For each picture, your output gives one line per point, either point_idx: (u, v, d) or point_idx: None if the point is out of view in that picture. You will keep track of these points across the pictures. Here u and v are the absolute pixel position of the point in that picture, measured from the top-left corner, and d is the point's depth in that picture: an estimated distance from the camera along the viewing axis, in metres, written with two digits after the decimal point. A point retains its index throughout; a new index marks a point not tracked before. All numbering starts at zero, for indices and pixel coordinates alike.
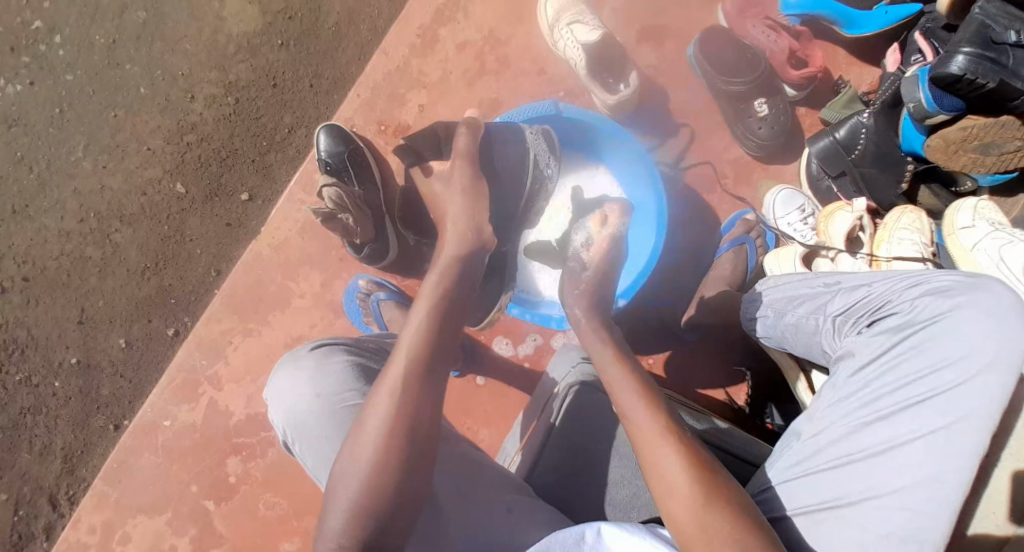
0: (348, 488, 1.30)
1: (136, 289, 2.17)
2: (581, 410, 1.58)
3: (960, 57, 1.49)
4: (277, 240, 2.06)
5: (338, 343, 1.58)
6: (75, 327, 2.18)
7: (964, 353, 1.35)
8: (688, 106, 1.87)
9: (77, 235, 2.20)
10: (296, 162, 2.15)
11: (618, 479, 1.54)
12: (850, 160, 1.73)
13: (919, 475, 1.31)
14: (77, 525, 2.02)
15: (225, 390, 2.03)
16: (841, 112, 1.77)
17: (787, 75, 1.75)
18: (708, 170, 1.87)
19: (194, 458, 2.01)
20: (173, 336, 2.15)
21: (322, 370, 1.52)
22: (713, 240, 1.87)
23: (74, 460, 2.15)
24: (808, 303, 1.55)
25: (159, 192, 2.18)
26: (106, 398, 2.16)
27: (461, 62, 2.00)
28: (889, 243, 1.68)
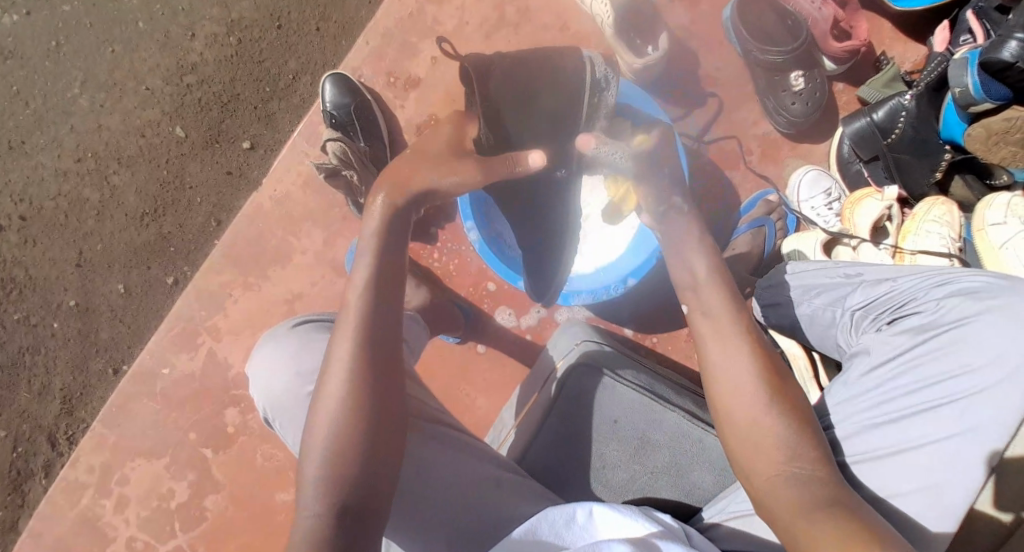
0: (320, 453, 1.24)
1: (135, 234, 2.10)
2: (579, 394, 1.50)
3: (1013, 43, 1.40)
4: (278, 193, 1.98)
5: (323, 320, 1.51)
6: (73, 268, 2.11)
7: (988, 359, 1.26)
8: (718, 74, 1.77)
9: (74, 175, 2.11)
10: (300, 112, 2.06)
11: (613, 461, 1.46)
12: (885, 145, 1.63)
13: (927, 480, 1.23)
14: (76, 465, 1.95)
15: (224, 343, 1.96)
16: (881, 90, 1.66)
17: (829, 47, 1.64)
18: (733, 145, 1.77)
19: (193, 407, 1.95)
20: (173, 284, 2.08)
21: (306, 347, 1.44)
22: (732, 219, 1.77)
23: (73, 401, 2.09)
24: (825, 295, 1.46)
25: (158, 135, 2.09)
26: (106, 341, 2.09)
27: (479, 12, 1.90)
28: (915, 236, 1.58)
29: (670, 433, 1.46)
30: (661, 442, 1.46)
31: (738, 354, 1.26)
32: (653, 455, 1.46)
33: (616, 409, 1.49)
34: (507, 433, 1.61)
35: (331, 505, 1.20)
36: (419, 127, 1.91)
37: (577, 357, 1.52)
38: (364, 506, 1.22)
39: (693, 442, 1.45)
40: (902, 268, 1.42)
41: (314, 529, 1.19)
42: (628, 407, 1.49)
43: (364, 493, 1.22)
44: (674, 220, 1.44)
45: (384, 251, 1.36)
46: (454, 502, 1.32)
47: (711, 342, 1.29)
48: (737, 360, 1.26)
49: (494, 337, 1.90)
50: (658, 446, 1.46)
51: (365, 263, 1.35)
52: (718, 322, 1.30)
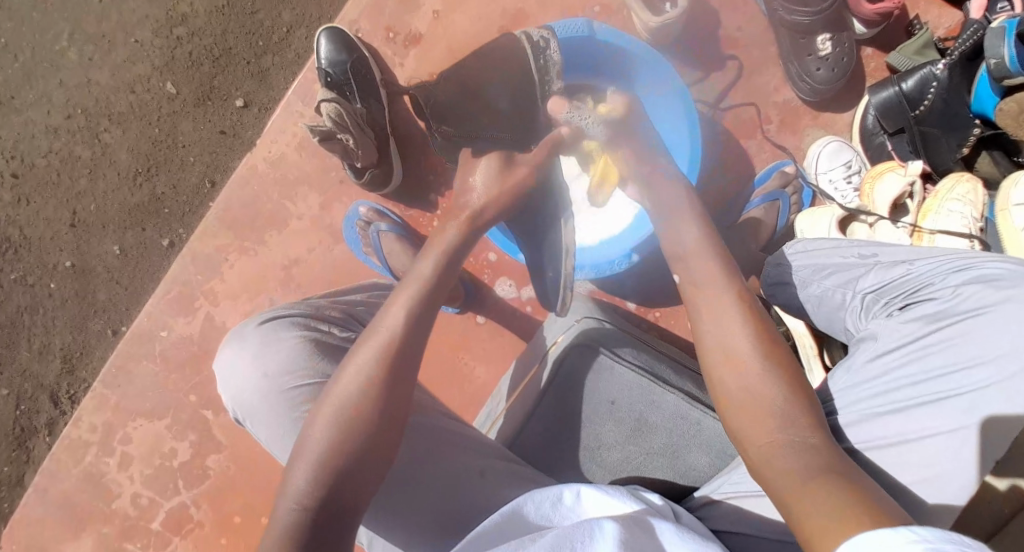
0: (308, 445, 1.18)
1: (128, 195, 2.02)
2: (570, 378, 1.43)
3: None
4: (273, 154, 1.90)
5: (289, 314, 1.41)
6: (67, 229, 2.04)
7: (1002, 351, 1.17)
8: (738, 36, 1.68)
9: (64, 132, 2.03)
10: (295, 68, 1.97)
11: (609, 441, 1.41)
12: (912, 117, 1.56)
13: (925, 474, 1.17)
14: (78, 423, 1.90)
15: (222, 307, 1.89)
16: (913, 58, 1.57)
17: (860, 10, 1.56)
18: (751, 112, 1.68)
19: (193, 369, 1.89)
20: (168, 247, 2.01)
21: (271, 346, 1.37)
22: (744, 193, 1.69)
23: (73, 360, 2.03)
24: (838, 275, 1.39)
25: (148, 91, 2.00)
26: (104, 303, 2.03)
27: None
28: (936, 215, 1.48)
29: (669, 414, 1.40)
30: (659, 425, 1.40)
31: (728, 323, 1.20)
32: (650, 436, 1.40)
33: (614, 390, 1.42)
34: (496, 418, 1.54)
35: (313, 500, 1.14)
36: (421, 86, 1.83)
37: (575, 335, 1.44)
38: (341, 497, 1.16)
39: (690, 424, 1.39)
40: (921, 251, 1.33)
41: (294, 524, 1.13)
42: (625, 387, 1.42)
43: (339, 485, 1.16)
44: (665, 186, 1.39)
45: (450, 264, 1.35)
46: (438, 491, 1.26)
47: (702, 307, 1.23)
48: (726, 326, 1.20)
49: (495, 309, 1.83)
50: (655, 428, 1.40)
51: (426, 265, 1.34)
52: (703, 291, 1.25)
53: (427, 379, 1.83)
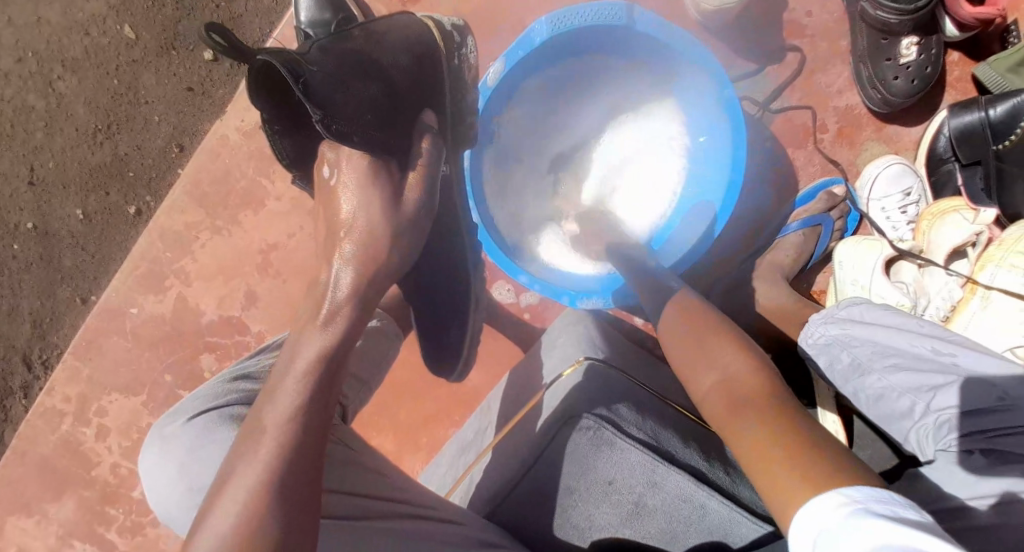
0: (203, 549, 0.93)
1: (88, 153, 1.76)
2: (552, 459, 1.17)
3: None
4: (247, 123, 1.64)
5: (227, 406, 1.15)
6: (25, 187, 1.77)
7: None
8: (797, 28, 1.44)
9: (15, 78, 1.76)
10: (272, 16, 1.70)
11: (600, 523, 1.18)
12: (994, 150, 1.33)
13: None
14: (52, 392, 1.66)
15: (194, 287, 1.64)
16: (1005, 76, 1.34)
17: (957, 13, 1.32)
18: (806, 118, 1.45)
19: (166, 348, 1.64)
20: (135, 216, 1.75)
21: (199, 453, 1.11)
22: (782, 211, 1.47)
23: (44, 325, 1.78)
24: (907, 374, 1.14)
25: (104, 34, 1.73)
26: (70, 269, 1.77)
27: None
28: (996, 265, 1.24)
29: (669, 497, 1.17)
30: (660, 507, 1.18)
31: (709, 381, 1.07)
32: (648, 520, 1.18)
33: (612, 469, 1.18)
34: (479, 457, 1.31)
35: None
36: None
37: (557, 410, 1.17)
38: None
39: (692, 509, 1.17)
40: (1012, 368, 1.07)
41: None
42: (626, 467, 1.17)
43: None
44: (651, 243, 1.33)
45: (368, 289, 1.11)
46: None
47: (691, 360, 1.11)
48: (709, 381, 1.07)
49: (496, 318, 1.58)
50: (653, 512, 1.18)
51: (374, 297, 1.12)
52: (692, 356, 1.11)
53: (421, 384, 1.60)
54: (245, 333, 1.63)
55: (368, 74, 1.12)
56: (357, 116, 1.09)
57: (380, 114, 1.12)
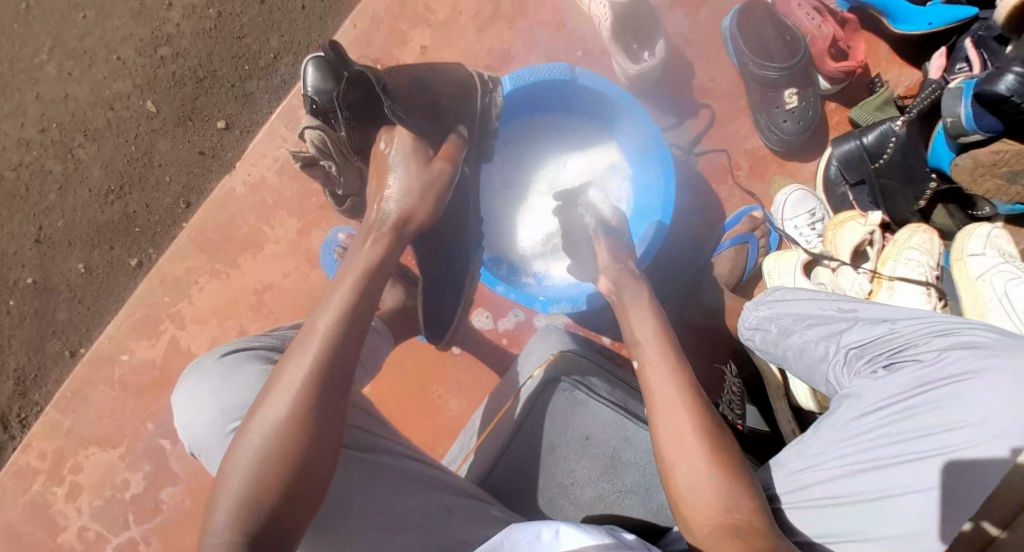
0: (235, 476, 1.11)
1: (98, 213, 1.99)
2: (537, 418, 1.41)
3: (1010, 76, 1.33)
4: (253, 177, 1.90)
5: (257, 349, 1.34)
6: (32, 245, 2.00)
7: (984, 416, 1.17)
8: (710, 87, 1.74)
9: (37, 146, 2.01)
10: (279, 93, 1.97)
11: (580, 479, 1.39)
12: (872, 169, 1.61)
13: (901, 530, 1.15)
14: (27, 449, 1.87)
15: (188, 330, 1.87)
16: (872, 114, 1.64)
17: (825, 67, 1.61)
18: (721, 157, 1.73)
19: (152, 396, 1.86)
20: (135, 267, 1.98)
21: (229, 380, 1.28)
22: (714, 235, 1.74)
23: (27, 383, 1.98)
24: (820, 328, 1.39)
25: (127, 108, 1.99)
26: (63, 323, 1.99)
27: (475, 4, 1.83)
28: (895, 261, 1.52)
29: (642, 451, 1.40)
30: (632, 462, 1.40)
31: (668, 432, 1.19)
32: (622, 474, 1.39)
33: (588, 426, 1.41)
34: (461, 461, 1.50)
35: (240, 529, 1.07)
36: None
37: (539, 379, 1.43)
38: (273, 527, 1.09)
39: None
40: (902, 311, 1.34)
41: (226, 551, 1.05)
42: (601, 424, 1.42)
43: (264, 519, 1.08)
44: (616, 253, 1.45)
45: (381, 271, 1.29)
46: (395, 525, 1.20)
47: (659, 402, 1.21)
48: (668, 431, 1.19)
49: (469, 340, 1.82)
50: (627, 465, 1.40)
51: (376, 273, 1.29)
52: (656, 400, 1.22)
53: (396, 404, 1.82)
54: None
55: (423, 92, 1.50)
56: (414, 108, 1.46)
57: (431, 113, 1.48)
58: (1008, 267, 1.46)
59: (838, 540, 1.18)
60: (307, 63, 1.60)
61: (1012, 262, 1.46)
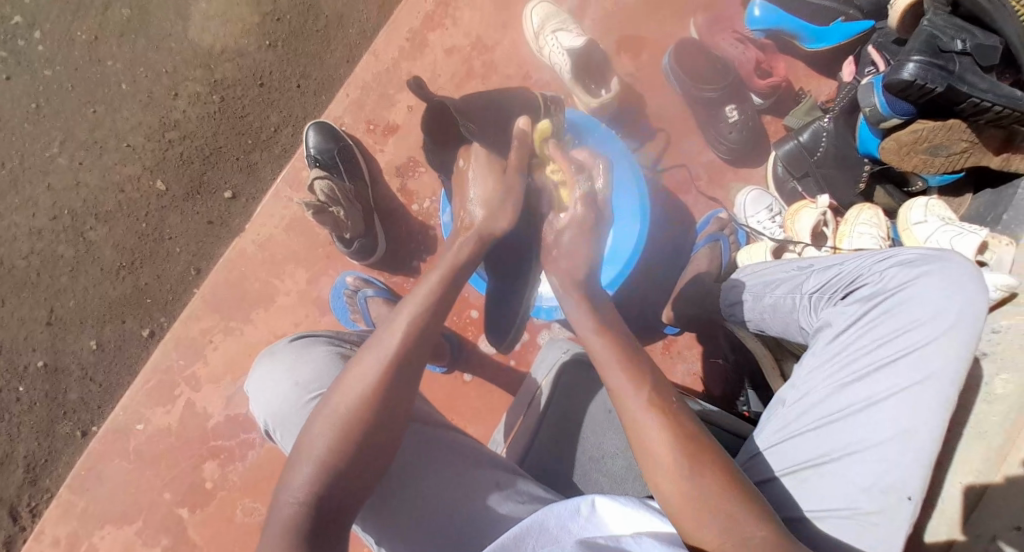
0: (315, 446, 1.26)
1: (110, 289, 2.14)
2: (565, 394, 1.56)
3: (910, 65, 1.50)
4: (261, 236, 2.05)
5: (319, 334, 1.52)
6: (43, 328, 2.14)
7: (934, 313, 1.35)
8: (663, 114, 1.93)
9: (48, 233, 2.16)
10: (282, 161, 2.14)
11: (610, 450, 1.50)
12: (813, 162, 1.79)
13: (894, 429, 1.31)
14: (41, 537, 1.97)
15: (202, 390, 2.00)
16: (803, 119, 1.83)
17: (754, 84, 1.84)
18: (683, 172, 1.92)
19: (168, 463, 1.98)
20: (148, 337, 2.11)
21: (303, 358, 1.45)
22: (690, 238, 1.91)
23: (37, 469, 2.10)
24: (784, 285, 1.53)
25: (138, 189, 2.16)
26: (74, 403, 2.11)
27: (449, 65, 2.02)
28: (850, 238, 1.69)
29: None
30: None
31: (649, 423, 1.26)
32: None
33: (610, 399, 1.54)
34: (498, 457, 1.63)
35: (313, 493, 1.23)
36: (399, 168, 2.02)
37: (559, 368, 1.59)
38: (334, 506, 1.23)
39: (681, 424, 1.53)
40: (846, 254, 1.50)
41: (294, 518, 1.21)
42: None
43: (330, 494, 1.23)
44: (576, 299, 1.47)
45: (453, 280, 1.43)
46: (439, 508, 1.32)
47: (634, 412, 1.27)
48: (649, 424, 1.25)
49: (478, 366, 1.98)
50: None
51: (431, 276, 1.42)
52: (639, 401, 1.27)
53: None
54: (248, 430, 1.98)
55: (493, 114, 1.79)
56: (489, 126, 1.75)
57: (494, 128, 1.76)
58: (951, 226, 1.63)
59: (839, 454, 1.32)
60: (309, 129, 1.97)
61: (953, 222, 1.64)
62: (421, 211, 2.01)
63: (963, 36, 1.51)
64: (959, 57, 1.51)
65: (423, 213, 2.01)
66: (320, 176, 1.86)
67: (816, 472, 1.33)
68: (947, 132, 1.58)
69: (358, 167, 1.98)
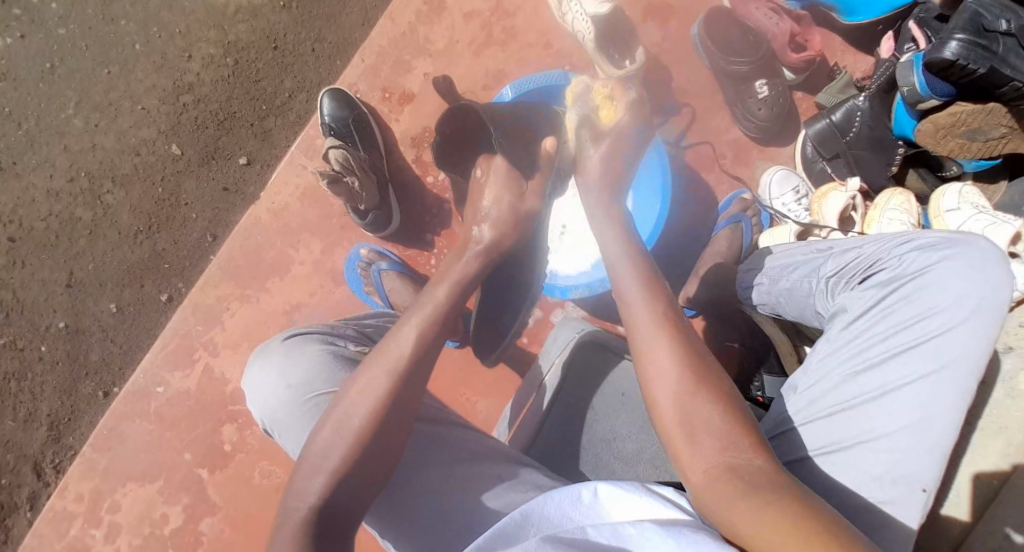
0: (326, 458, 1.24)
1: (128, 253, 2.12)
2: (575, 371, 1.53)
3: (953, 43, 1.44)
4: (277, 205, 2.02)
5: (311, 332, 1.48)
6: (63, 290, 2.13)
7: (953, 299, 1.29)
8: (689, 88, 1.87)
9: (66, 196, 2.15)
10: (297, 128, 2.10)
11: (623, 433, 1.47)
12: (845, 143, 1.72)
13: (908, 420, 1.26)
14: (64, 493, 1.97)
15: (220, 356, 1.99)
16: (836, 97, 1.77)
17: (787, 58, 1.77)
18: (708, 149, 1.87)
19: (186, 426, 1.97)
20: (166, 302, 2.10)
21: (294, 359, 1.42)
22: (711, 218, 1.86)
23: (60, 427, 2.10)
24: (802, 268, 1.48)
25: (153, 153, 2.13)
26: (96, 364, 2.11)
27: (467, 32, 1.97)
28: (878, 224, 1.64)
29: None
30: None
31: (658, 349, 1.24)
32: None
33: (623, 382, 1.51)
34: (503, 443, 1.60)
35: (325, 499, 1.21)
36: (414, 138, 1.98)
37: (572, 351, 1.54)
38: (341, 506, 1.22)
39: None
40: (866, 237, 1.45)
41: (303, 523, 1.20)
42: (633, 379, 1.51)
43: (337, 495, 1.22)
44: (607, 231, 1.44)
45: (458, 292, 1.44)
46: (446, 502, 1.29)
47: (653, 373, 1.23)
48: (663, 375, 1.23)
49: None
50: None
51: (439, 291, 1.42)
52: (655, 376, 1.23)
53: None
54: None
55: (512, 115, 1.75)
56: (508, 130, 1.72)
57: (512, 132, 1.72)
58: (985, 215, 1.57)
59: (849, 443, 1.27)
60: (323, 96, 1.93)
61: (987, 211, 1.57)
62: (437, 182, 1.97)
63: (1008, 16, 1.46)
64: (1002, 38, 1.45)
65: (439, 185, 1.97)
66: (336, 147, 1.80)
67: (826, 461, 1.28)
68: (986, 115, 1.52)
69: (373, 137, 1.94)
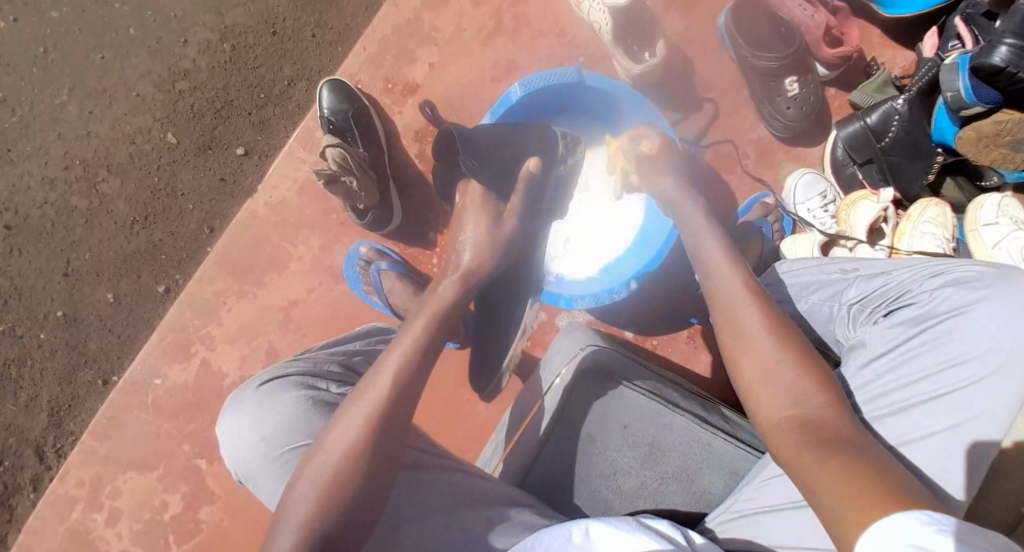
0: (299, 510, 1.19)
1: (125, 243, 2.04)
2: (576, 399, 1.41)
3: (1003, 48, 1.39)
4: (274, 199, 1.93)
5: (288, 373, 1.40)
6: (60, 278, 2.05)
7: (984, 348, 1.20)
8: (712, 81, 1.79)
9: (61, 184, 2.06)
10: (296, 118, 2.02)
11: (622, 468, 1.38)
12: (879, 147, 1.64)
13: (926, 476, 1.18)
14: (65, 478, 1.89)
15: (216, 351, 1.91)
16: (874, 95, 1.67)
17: (821, 53, 1.67)
18: (730, 148, 1.78)
19: (185, 417, 1.89)
20: (163, 293, 2.03)
21: (269, 410, 1.36)
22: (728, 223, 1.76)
23: (61, 413, 2.03)
24: (824, 290, 1.39)
25: (148, 141, 2.05)
26: (95, 352, 2.03)
27: (476, 20, 1.88)
28: (911, 237, 1.56)
29: (680, 438, 1.40)
30: (670, 451, 1.39)
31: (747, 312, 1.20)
32: (663, 463, 1.38)
33: (626, 415, 1.41)
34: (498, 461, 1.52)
35: None
36: (418, 133, 1.90)
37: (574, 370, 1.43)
38: None
39: (703, 447, 1.39)
40: (896, 261, 1.35)
41: None
42: (637, 412, 1.41)
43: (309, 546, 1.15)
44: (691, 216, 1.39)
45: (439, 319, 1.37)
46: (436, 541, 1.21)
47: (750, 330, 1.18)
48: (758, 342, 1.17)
49: None
50: (669, 451, 1.39)
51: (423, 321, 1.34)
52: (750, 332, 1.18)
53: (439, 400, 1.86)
54: None
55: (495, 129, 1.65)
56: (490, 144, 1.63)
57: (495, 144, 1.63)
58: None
59: None
60: (324, 88, 1.85)
61: None
62: None
63: None
64: None
65: None
66: (332, 144, 1.74)
67: None
68: None
69: (375, 131, 1.86)
